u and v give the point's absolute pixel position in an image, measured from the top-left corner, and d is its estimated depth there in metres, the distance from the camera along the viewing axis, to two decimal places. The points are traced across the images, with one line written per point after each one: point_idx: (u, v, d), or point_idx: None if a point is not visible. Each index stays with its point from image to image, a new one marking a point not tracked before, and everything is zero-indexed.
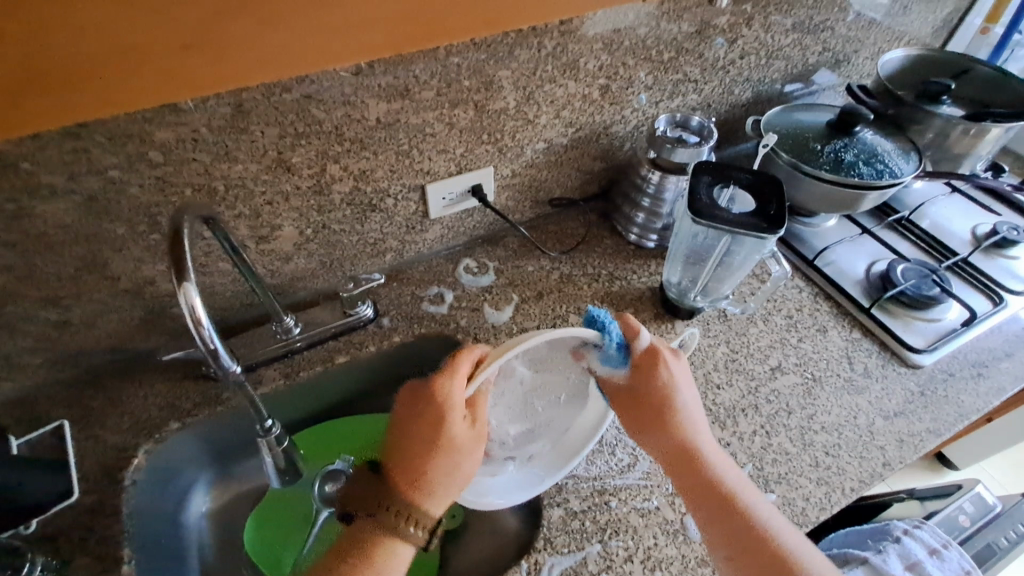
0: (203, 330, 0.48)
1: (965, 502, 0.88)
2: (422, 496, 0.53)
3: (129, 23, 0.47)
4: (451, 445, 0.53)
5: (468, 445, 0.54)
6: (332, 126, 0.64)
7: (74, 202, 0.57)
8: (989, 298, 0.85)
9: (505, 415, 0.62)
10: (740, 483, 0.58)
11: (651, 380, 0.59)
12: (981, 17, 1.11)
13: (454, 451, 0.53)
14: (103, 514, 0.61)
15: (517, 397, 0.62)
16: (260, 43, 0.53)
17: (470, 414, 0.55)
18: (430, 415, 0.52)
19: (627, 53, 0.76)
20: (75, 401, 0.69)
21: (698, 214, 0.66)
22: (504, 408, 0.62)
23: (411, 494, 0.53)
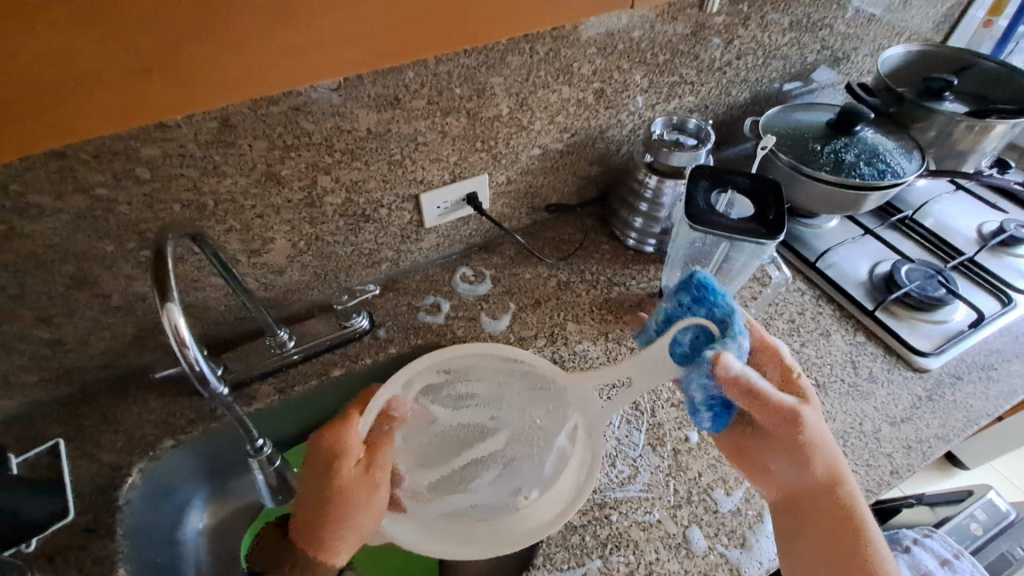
0: (187, 351, 0.47)
1: (977, 509, 0.87)
2: (324, 543, 0.54)
3: (87, 49, 0.45)
4: (344, 497, 0.54)
5: (364, 494, 0.55)
6: (322, 138, 0.63)
7: (62, 221, 0.57)
8: (997, 298, 0.83)
9: (415, 463, 0.65)
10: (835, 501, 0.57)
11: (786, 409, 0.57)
12: (983, 10, 1.09)
13: (348, 502, 0.54)
14: (98, 534, 0.60)
15: (429, 440, 0.67)
16: (228, 62, 0.51)
17: (366, 461, 0.56)
18: (325, 465, 0.54)
19: (621, 56, 0.75)
20: (69, 419, 0.69)
21: (695, 220, 0.65)
22: (415, 454, 0.66)
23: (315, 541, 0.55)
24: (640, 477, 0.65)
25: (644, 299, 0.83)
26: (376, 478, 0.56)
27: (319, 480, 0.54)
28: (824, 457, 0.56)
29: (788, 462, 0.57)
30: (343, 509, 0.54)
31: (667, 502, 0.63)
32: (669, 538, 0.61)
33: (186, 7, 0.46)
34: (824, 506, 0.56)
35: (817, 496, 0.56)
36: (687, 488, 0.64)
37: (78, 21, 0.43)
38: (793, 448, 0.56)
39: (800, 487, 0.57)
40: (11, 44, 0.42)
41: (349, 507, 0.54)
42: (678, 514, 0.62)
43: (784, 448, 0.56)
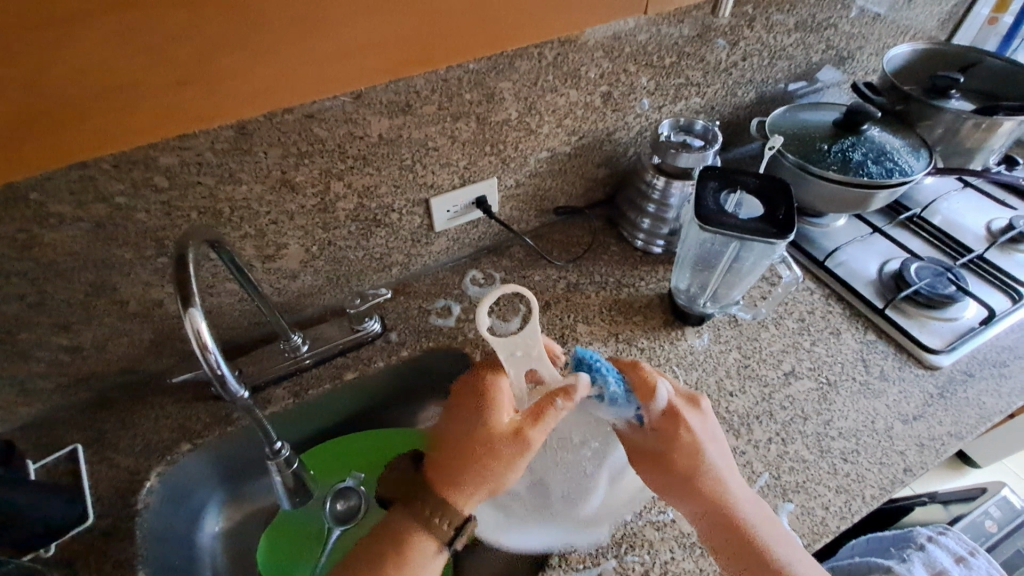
0: (209, 354, 0.48)
1: (992, 507, 0.89)
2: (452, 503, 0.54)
3: (124, 61, 0.47)
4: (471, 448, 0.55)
5: (507, 452, 0.54)
6: (335, 144, 0.64)
7: (81, 229, 0.58)
8: (1008, 295, 0.83)
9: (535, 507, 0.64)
10: (750, 505, 0.58)
11: (668, 434, 0.59)
12: (989, 8, 1.09)
13: (460, 459, 0.55)
14: (118, 538, 0.61)
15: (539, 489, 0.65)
16: (254, 72, 0.53)
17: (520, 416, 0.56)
18: (469, 411, 0.58)
19: (628, 59, 0.76)
20: (88, 425, 0.70)
21: (705, 221, 0.65)
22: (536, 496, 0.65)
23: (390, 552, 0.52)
24: None
25: (654, 299, 0.83)
26: (525, 441, 0.55)
27: (458, 431, 0.57)
28: (713, 483, 0.58)
29: (680, 499, 0.59)
30: (482, 454, 0.54)
31: None
32: (684, 538, 0.61)
33: (220, 20, 0.48)
34: (726, 529, 0.57)
35: (717, 521, 0.57)
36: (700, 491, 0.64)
37: (118, 33, 0.45)
38: (681, 483, 0.58)
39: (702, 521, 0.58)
40: (52, 53, 0.44)
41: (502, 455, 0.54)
42: None
43: (677, 487, 0.59)
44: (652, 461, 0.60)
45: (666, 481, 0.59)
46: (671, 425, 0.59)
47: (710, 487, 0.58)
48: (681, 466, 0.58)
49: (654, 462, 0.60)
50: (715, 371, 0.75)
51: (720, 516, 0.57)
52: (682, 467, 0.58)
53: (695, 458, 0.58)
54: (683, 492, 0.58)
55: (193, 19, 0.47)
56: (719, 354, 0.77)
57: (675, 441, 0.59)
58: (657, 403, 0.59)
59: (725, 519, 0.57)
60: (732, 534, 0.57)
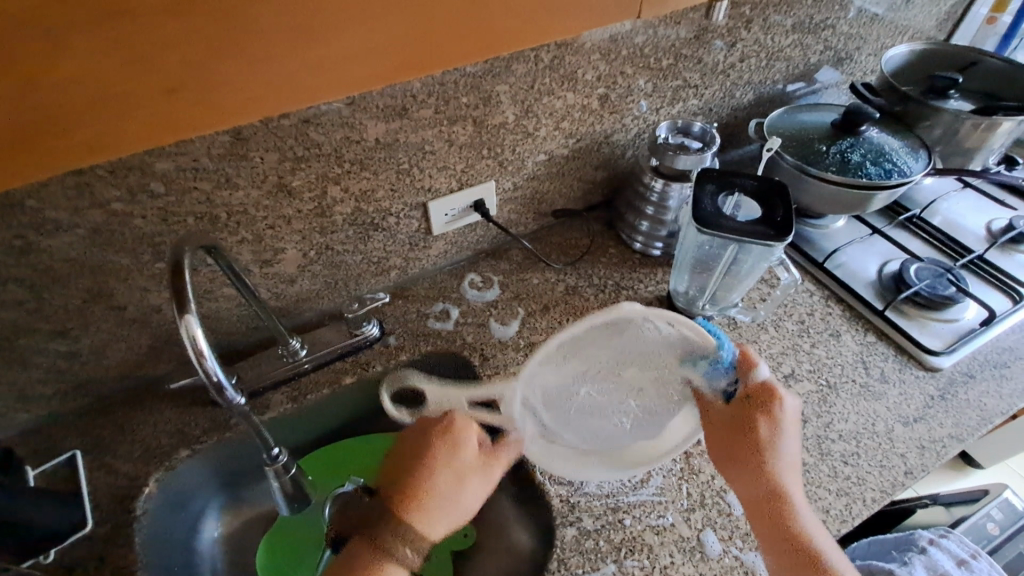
0: (205, 360, 0.48)
1: (994, 509, 0.89)
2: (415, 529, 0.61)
3: (118, 69, 0.47)
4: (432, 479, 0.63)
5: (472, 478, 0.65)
6: (331, 149, 0.64)
7: (78, 235, 0.58)
8: (1008, 295, 0.82)
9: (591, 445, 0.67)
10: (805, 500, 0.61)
11: (757, 408, 0.65)
12: (987, 7, 1.09)
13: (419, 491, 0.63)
14: (116, 544, 0.60)
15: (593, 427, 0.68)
16: (248, 78, 0.52)
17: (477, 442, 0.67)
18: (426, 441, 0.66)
19: (625, 62, 0.76)
20: (86, 431, 0.70)
21: (703, 223, 0.65)
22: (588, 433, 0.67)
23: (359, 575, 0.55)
24: (653, 480, 0.65)
25: (653, 302, 0.83)
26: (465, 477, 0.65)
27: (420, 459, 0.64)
28: (780, 466, 0.62)
29: (738, 468, 0.63)
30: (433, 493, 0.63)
31: (680, 505, 0.63)
32: (683, 542, 0.61)
33: (212, 28, 0.48)
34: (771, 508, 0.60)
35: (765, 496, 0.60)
36: (700, 491, 0.64)
37: (110, 40, 0.45)
38: (750, 453, 0.63)
39: (752, 506, 0.61)
40: (42, 60, 0.44)
41: (463, 479, 0.64)
42: (692, 517, 0.62)
43: (745, 453, 0.63)
44: (730, 425, 0.65)
45: (731, 448, 0.65)
46: (763, 401, 0.65)
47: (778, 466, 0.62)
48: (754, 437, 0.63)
49: (731, 426, 0.65)
50: None
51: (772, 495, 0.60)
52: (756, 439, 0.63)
53: (772, 433, 0.64)
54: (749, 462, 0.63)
55: (186, 26, 0.47)
56: None
57: (760, 415, 0.64)
58: (757, 378, 0.67)
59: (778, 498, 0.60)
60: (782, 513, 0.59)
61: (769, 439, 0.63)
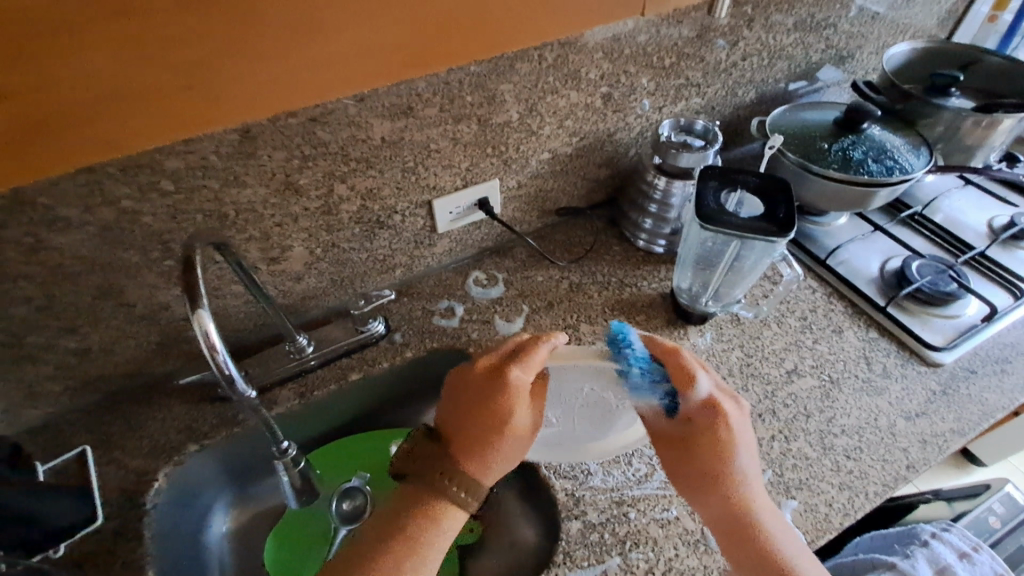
0: (216, 355, 0.49)
1: (995, 503, 0.89)
2: (472, 477, 0.53)
3: (131, 67, 0.48)
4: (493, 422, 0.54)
5: (521, 447, 0.56)
6: (339, 147, 0.64)
7: (89, 233, 0.58)
8: (1010, 291, 0.83)
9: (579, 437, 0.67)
10: (772, 517, 0.55)
11: (707, 427, 0.56)
12: (987, 6, 1.10)
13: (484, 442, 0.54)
14: (127, 538, 0.61)
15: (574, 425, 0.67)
16: (256, 76, 0.53)
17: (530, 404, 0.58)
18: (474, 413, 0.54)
19: (628, 61, 0.76)
20: (95, 427, 0.70)
21: (706, 220, 0.66)
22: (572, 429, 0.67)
23: (413, 521, 0.51)
24: (657, 475, 0.66)
25: (656, 299, 0.83)
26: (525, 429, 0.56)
27: (471, 428, 0.54)
28: (738, 485, 0.56)
29: (697, 495, 0.57)
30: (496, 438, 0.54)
31: (684, 499, 0.64)
32: (687, 535, 0.61)
33: (222, 27, 0.49)
34: (738, 538, 0.54)
35: (729, 527, 0.55)
36: None
37: (122, 39, 0.46)
38: (704, 474, 0.57)
39: (718, 529, 0.56)
40: (57, 59, 0.45)
41: (518, 445, 0.56)
42: (696, 511, 0.63)
43: (697, 475, 0.57)
44: (680, 445, 0.58)
45: (685, 474, 0.58)
46: (709, 418, 0.56)
47: (735, 486, 0.56)
48: (705, 463, 0.56)
49: (681, 445, 0.58)
50: (718, 370, 0.75)
51: (734, 523, 0.55)
52: (706, 466, 0.56)
53: (727, 453, 0.56)
54: (703, 486, 0.57)
55: (197, 25, 0.48)
56: (722, 352, 0.77)
57: (711, 433, 0.56)
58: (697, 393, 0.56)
59: (740, 523, 0.54)
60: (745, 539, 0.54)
61: (724, 458, 0.56)
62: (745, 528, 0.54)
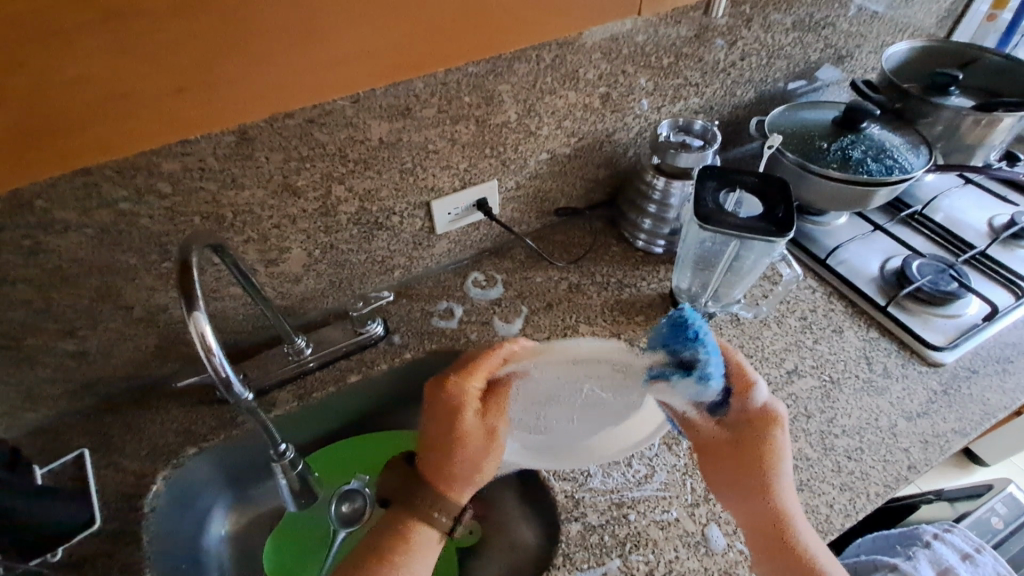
0: (213, 357, 0.49)
1: (998, 503, 0.88)
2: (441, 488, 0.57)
3: (126, 68, 0.47)
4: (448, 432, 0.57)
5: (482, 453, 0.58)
6: (336, 149, 0.64)
7: (86, 235, 0.58)
8: (1011, 290, 0.82)
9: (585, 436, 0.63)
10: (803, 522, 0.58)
11: (757, 434, 0.59)
12: (987, 4, 1.10)
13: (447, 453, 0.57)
14: (124, 542, 0.61)
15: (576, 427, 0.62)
16: (253, 76, 0.53)
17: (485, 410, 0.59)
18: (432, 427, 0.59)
19: (626, 61, 0.76)
20: (93, 430, 0.70)
21: (705, 220, 0.66)
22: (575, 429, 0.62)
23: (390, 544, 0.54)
24: (657, 476, 0.65)
25: (655, 299, 0.83)
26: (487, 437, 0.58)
27: (432, 442, 0.58)
28: (778, 490, 0.58)
29: (740, 497, 0.59)
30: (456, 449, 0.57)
31: (685, 500, 0.63)
32: (687, 537, 0.61)
33: (219, 28, 0.49)
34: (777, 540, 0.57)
35: (770, 530, 0.57)
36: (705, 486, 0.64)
37: (119, 40, 0.46)
38: (745, 478, 0.59)
39: (753, 527, 0.58)
40: (53, 58, 0.44)
41: (477, 450, 0.58)
42: (697, 512, 0.63)
43: (738, 478, 0.59)
44: (725, 449, 0.60)
45: (729, 476, 0.60)
46: (760, 424, 0.59)
47: (775, 491, 0.58)
48: (755, 467, 0.59)
49: (727, 449, 0.60)
50: None
51: (776, 526, 0.57)
52: (753, 471, 0.59)
53: (773, 459, 0.58)
54: (744, 488, 0.59)
55: (193, 26, 0.48)
56: None
57: (761, 439, 0.59)
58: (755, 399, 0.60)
59: (777, 524, 0.57)
60: (780, 539, 0.57)
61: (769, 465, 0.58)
62: (781, 530, 0.57)
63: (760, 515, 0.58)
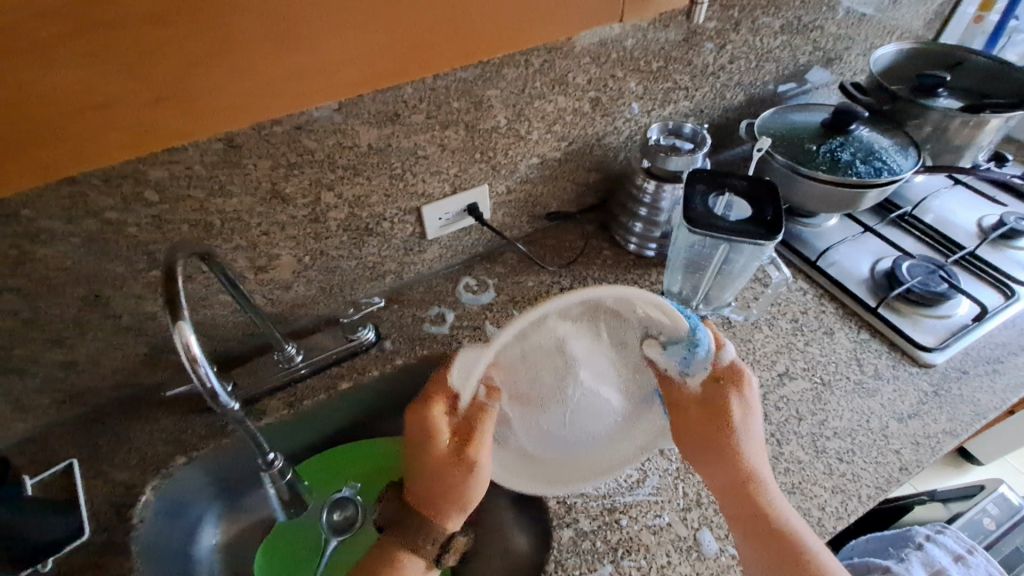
0: (198, 366, 0.48)
1: (989, 504, 0.88)
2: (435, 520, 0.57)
3: (109, 78, 0.47)
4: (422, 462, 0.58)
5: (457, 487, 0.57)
6: (324, 155, 0.64)
7: (72, 244, 0.58)
8: (1000, 291, 0.83)
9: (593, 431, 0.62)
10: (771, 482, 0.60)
11: (723, 394, 0.61)
12: (974, 7, 1.11)
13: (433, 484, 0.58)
14: (112, 553, 0.60)
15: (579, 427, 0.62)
16: (232, 85, 0.53)
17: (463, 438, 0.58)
18: (419, 446, 0.59)
19: (616, 65, 0.77)
20: (82, 440, 0.70)
21: (694, 223, 0.66)
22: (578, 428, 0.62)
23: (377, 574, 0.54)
24: (648, 480, 0.65)
25: None
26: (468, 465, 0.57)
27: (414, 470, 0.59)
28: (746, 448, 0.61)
29: (713, 457, 0.61)
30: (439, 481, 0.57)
31: (677, 505, 0.63)
32: (680, 541, 0.61)
33: (204, 38, 0.49)
34: (747, 497, 0.58)
35: (741, 485, 0.59)
36: (696, 491, 0.64)
37: (101, 49, 0.46)
38: (713, 439, 0.61)
39: (722, 485, 0.60)
40: (35, 68, 0.44)
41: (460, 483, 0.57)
42: (688, 517, 0.62)
43: (705, 439, 0.62)
44: (693, 412, 0.62)
45: (700, 439, 0.62)
46: (733, 381, 0.62)
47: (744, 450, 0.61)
48: (721, 426, 0.61)
49: (695, 413, 0.62)
50: None
51: (747, 481, 0.59)
52: (726, 428, 0.61)
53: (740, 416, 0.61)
54: (714, 448, 0.61)
55: (179, 34, 0.48)
56: None
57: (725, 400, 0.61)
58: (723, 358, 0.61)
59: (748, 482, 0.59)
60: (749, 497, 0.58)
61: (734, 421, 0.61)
62: (751, 492, 0.58)
63: (727, 473, 0.60)
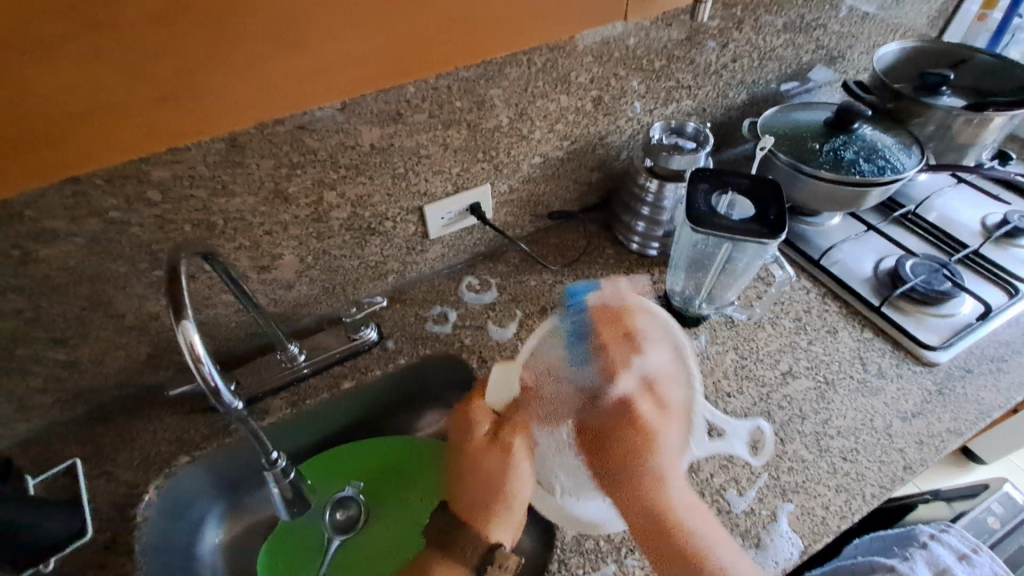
0: (202, 366, 0.48)
1: (994, 503, 0.88)
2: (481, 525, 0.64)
3: (111, 77, 0.47)
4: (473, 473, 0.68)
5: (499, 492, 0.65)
6: (327, 154, 0.64)
7: (75, 244, 0.58)
8: (1004, 289, 0.82)
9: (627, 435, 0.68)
10: (687, 505, 0.62)
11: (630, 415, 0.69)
12: (977, 5, 1.10)
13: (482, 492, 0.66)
14: (116, 553, 0.60)
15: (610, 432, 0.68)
16: (237, 83, 0.53)
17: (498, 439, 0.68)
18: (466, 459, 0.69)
19: (618, 64, 0.76)
20: (85, 440, 0.70)
21: (697, 222, 0.66)
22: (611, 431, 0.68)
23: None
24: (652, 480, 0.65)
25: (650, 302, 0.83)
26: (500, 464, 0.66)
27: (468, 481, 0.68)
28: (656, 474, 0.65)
29: (623, 495, 0.63)
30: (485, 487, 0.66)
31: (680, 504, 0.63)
32: None
33: (206, 36, 0.49)
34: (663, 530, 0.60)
35: (656, 518, 0.60)
36: (699, 490, 0.64)
37: (103, 47, 0.46)
38: (622, 471, 0.65)
39: (639, 524, 0.61)
40: (37, 66, 0.44)
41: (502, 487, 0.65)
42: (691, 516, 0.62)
43: (617, 471, 0.65)
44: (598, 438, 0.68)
45: (612, 474, 0.65)
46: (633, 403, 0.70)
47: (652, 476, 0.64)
48: (630, 450, 0.66)
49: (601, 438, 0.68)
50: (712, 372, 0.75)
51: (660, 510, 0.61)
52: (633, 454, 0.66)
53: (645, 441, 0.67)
54: (622, 479, 0.64)
55: (181, 33, 0.48)
56: (717, 355, 0.77)
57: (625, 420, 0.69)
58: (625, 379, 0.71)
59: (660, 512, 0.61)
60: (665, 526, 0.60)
61: (641, 443, 0.67)
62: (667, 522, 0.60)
63: (641, 508, 0.62)
